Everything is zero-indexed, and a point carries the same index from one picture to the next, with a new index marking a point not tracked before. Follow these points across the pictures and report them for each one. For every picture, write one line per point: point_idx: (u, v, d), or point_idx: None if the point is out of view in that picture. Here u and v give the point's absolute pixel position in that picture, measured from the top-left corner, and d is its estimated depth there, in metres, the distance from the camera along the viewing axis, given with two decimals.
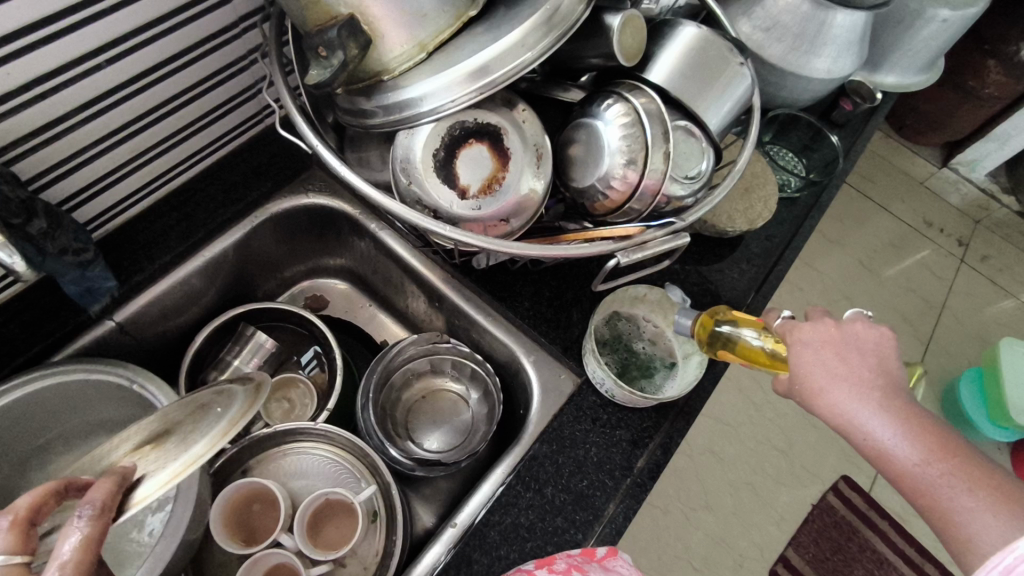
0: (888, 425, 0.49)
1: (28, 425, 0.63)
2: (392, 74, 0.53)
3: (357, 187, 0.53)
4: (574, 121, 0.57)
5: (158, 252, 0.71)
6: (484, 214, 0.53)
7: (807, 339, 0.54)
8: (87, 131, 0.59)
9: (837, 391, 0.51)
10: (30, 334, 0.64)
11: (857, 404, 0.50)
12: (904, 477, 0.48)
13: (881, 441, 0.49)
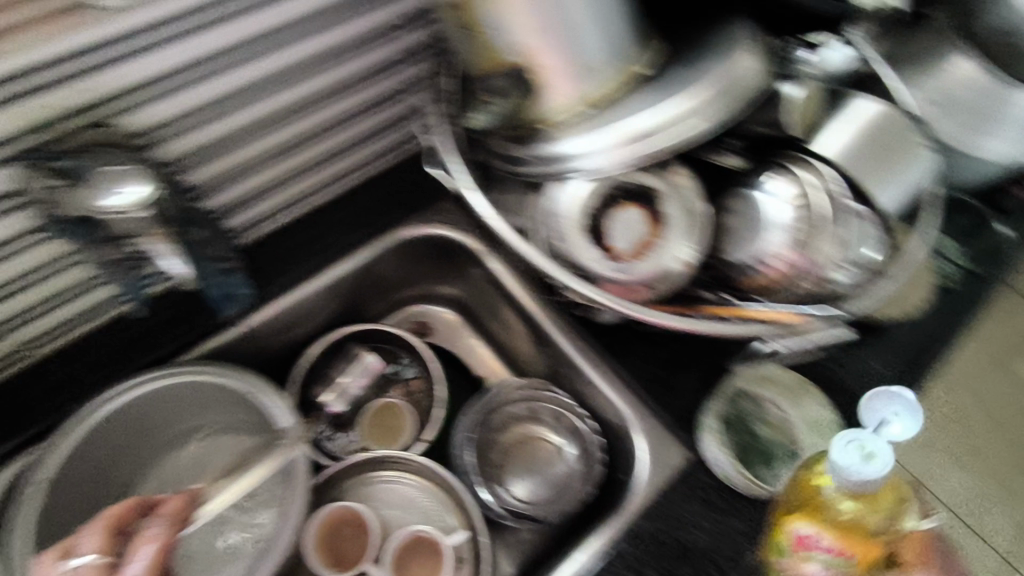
0: None
1: (150, 418, 0.66)
2: (550, 124, 0.51)
3: (501, 234, 0.52)
4: (732, 190, 0.55)
5: (288, 264, 0.74)
6: (629, 277, 0.51)
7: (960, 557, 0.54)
8: (240, 139, 0.60)
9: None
10: (167, 332, 0.67)
11: None
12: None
13: None
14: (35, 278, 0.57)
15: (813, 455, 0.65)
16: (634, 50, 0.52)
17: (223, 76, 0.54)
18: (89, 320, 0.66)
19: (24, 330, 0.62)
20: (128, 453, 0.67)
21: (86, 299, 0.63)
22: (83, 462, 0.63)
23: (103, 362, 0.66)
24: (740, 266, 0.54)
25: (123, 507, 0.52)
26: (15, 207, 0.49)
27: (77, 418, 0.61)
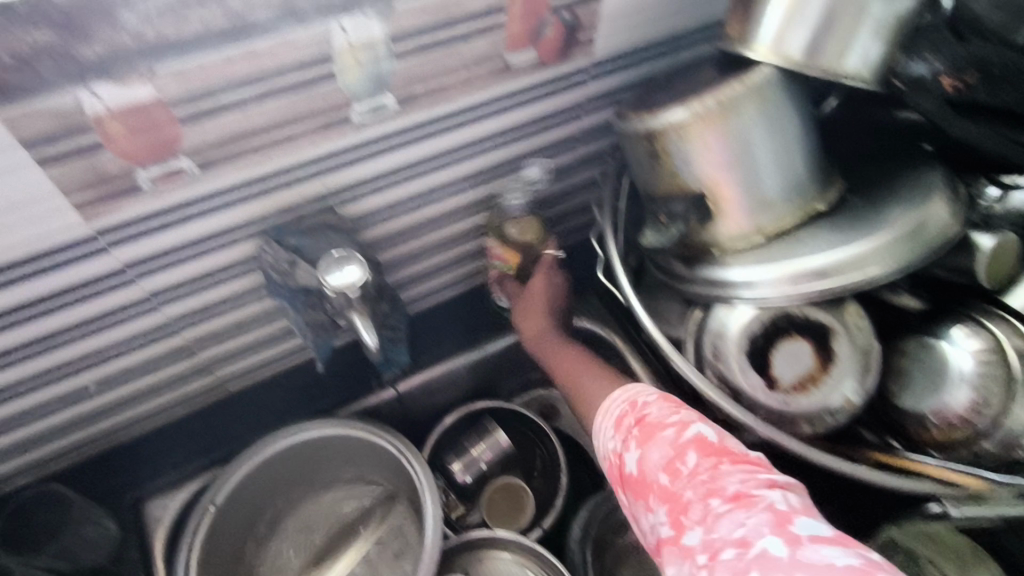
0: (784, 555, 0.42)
1: (314, 460, 0.74)
2: (722, 248, 0.54)
3: (662, 347, 0.53)
4: (905, 332, 0.53)
5: (444, 337, 0.80)
6: (789, 410, 0.50)
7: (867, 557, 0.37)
8: (429, 227, 0.68)
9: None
10: (335, 386, 0.75)
11: None
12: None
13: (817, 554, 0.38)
14: (245, 328, 0.65)
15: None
16: (815, 189, 0.53)
17: (429, 175, 0.62)
18: (272, 368, 0.74)
19: (223, 370, 0.70)
20: (282, 490, 0.74)
21: (277, 348, 0.71)
22: (249, 493, 0.70)
23: (280, 405, 0.74)
24: (913, 415, 0.51)
25: None
26: (250, 269, 0.59)
27: (252, 452, 0.68)
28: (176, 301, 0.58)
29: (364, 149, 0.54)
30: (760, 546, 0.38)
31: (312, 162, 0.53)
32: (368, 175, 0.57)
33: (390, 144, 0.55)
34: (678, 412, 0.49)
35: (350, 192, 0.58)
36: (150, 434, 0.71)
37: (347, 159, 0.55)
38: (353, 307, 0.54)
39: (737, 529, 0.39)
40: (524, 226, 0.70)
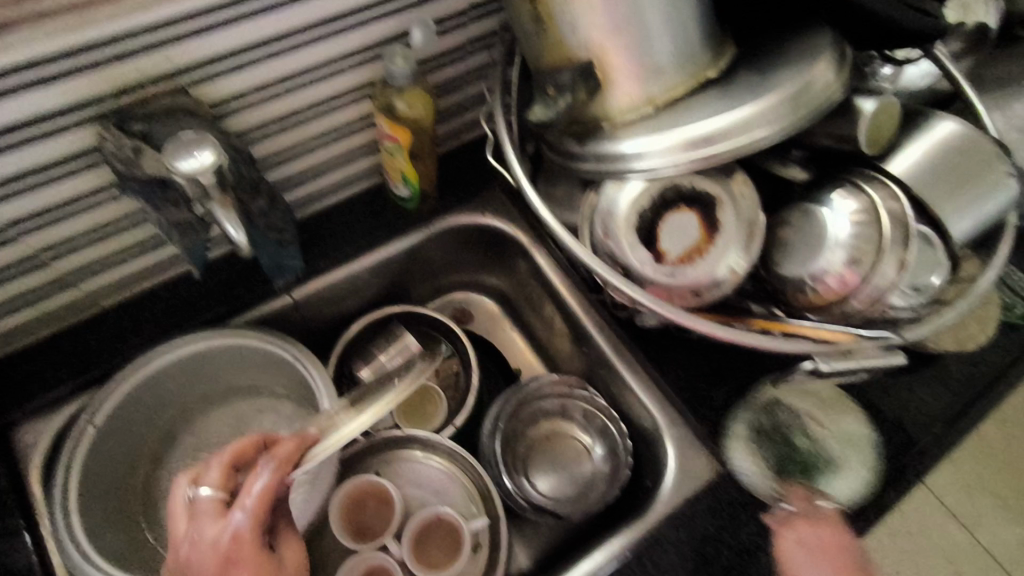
0: None
1: (203, 372, 0.69)
2: (613, 123, 0.51)
3: (552, 228, 0.52)
4: (790, 204, 0.53)
5: (340, 240, 0.75)
6: (676, 282, 0.51)
7: None
8: (308, 118, 0.62)
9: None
10: (222, 297, 0.69)
11: None
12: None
13: None
14: (104, 233, 0.59)
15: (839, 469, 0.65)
16: (704, 56, 0.51)
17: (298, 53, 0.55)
18: (147, 279, 0.68)
19: (88, 283, 0.63)
20: (174, 406, 0.70)
21: (149, 257, 0.65)
22: (133, 411, 0.66)
23: (158, 319, 0.68)
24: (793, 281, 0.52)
25: (250, 440, 0.54)
26: (93, 162, 0.52)
27: (130, 369, 0.64)
28: (6, 201, 0.50)
29: (211, 16, 0.47)
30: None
31: (145, 31, 0.46)
32: (220, 49, 0.50)
33: (242, 11, 0.48)
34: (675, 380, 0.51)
35: (202, 71, 0.51)
36: (12, 357, 0.65)
37: (191, 28, 0.47)
38: (217, 200, 0.49)
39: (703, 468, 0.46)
40: (411, 100, 0.62)
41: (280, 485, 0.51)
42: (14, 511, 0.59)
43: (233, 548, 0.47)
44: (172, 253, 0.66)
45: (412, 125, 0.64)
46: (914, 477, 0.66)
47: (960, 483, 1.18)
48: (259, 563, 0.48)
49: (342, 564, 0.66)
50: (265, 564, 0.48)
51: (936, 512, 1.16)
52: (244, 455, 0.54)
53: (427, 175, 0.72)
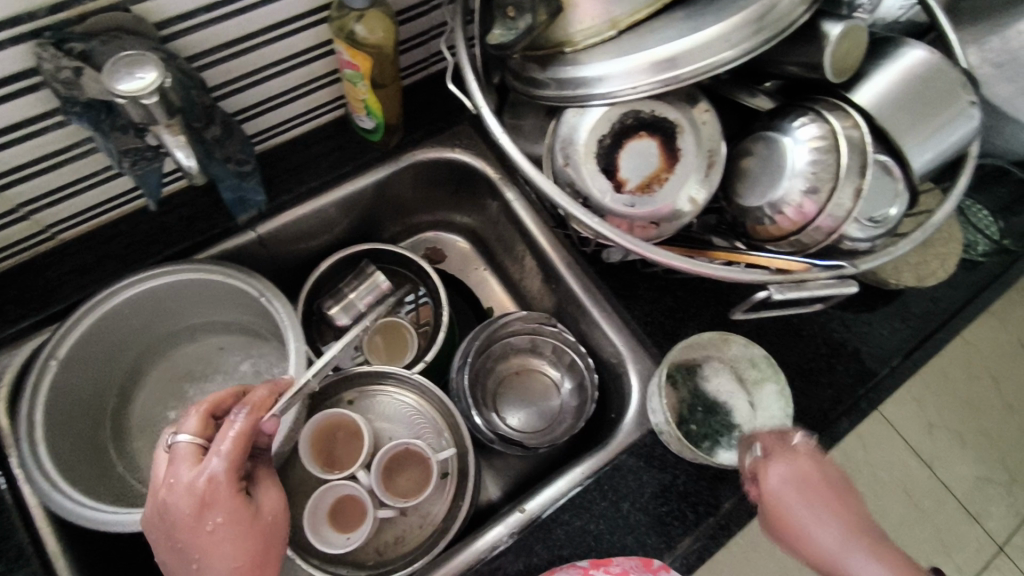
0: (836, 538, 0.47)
1: (167, 310, 0.70)
2: (574, 47, 0.50)
3: (511, 155, 0.50)
4: (754, 133, 0.53)
5: (305, 175, 0.73)
6: (636, 211, 0.50)
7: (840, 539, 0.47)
8: (262, 43, 0.59)
9: (856, 566, 0.46)
10: (183, 232, 0.68)
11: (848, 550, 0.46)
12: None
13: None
14: (53, 163, 0.57)
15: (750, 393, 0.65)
16: None
17: None
18: (103, 212, 0.66)
19: (40, 217, 0.62)
20: (139, 342, 0.70)
21: (104, 188, 0.63)
22: (96, 347, 0.65)
23: (116, 254, 0.67)
24: (753, 213, 0.52)
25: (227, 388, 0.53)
26: (31, 84, 0.49)
27: (89, 304, 0.63)
28: None
29: None
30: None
31: None
32: None
33: None
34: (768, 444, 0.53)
35: None
36: None
37: None
38: (164, 125, 0.48)
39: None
40: (371, 24, 0.59)
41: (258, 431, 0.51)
42: None
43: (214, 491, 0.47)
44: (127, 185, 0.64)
45: (373, 52, 0.61)
46: (869, 409, 0.68)
47: (921, 420, 1.22)
48: (240, 506, 0.48)
49: (313, 493, 0.67)
50: (243, 505, 0.48)
51: (897, 447, 1.20)
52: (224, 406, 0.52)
53: (391, 106, 0.70)
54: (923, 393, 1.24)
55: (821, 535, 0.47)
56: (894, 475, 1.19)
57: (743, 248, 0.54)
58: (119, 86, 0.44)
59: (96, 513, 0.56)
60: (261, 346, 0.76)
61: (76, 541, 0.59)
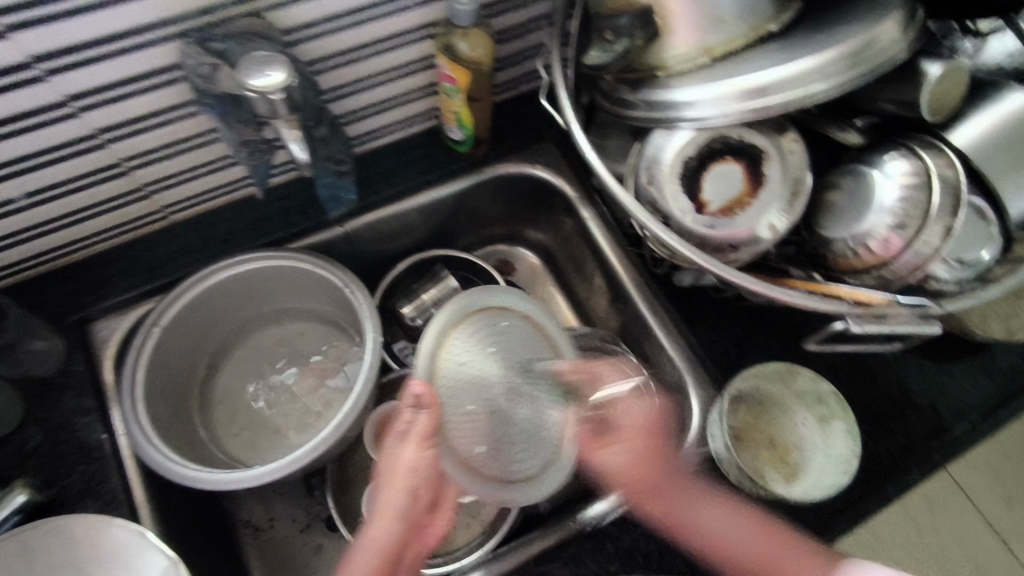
0: (735, 529, 0.58)
1: (256, 292, 0.75)
2: (667, 71, 0.52)
3: (596, 170, 0.52)
4: (841, 167, 0.53)
5: (394, 180, 0.77)
6: (715, 233, 0.51)
7: (707, 531, 0.59)
8: (372, 53, 0.63)
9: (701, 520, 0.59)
10: (280, 222, 0.73)
11: (699, 512, 0.59)
12: (750, 561, 0.57)
13: (742, 551, 0.57)
14: (180, 148, 0.63)
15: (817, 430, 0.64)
16: (767, 9, 0.51)
17: None
18: (214, 198, 0.72)
19: (162, 197, 0.68)
20: (230, 319, 0.76)
21: (218, 175, 0.69)
22: (194, 318, 0.71)
23: (221, 237, 0.73)
24: (836, 246, 0.52)
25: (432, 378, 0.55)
26: (174, 77, 0.55)
27: (193, 279, 0.69)
28: (96, 107, 0.55)
29: None
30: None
31: None
32: None
33: None
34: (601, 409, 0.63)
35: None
36: (91, 258, 0.70)
37: None
38: (283, 120, 0.53)
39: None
40: (472, 41, 0.63)
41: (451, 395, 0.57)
42: (87, 394, 0.65)
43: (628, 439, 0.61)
44: (237, 174, 0.70)
45: (472, 67, 0.65)
46: (943, 463, 0.65)
47: (999, 493, 1.14)
48: (396, 458, 0.53)
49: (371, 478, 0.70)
50: (389, 461, 0.54)
51: (969, 519, 1.13)
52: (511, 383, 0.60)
53: (481, 119, 0.74)
54: (1003, 464, 1.16)
55: (634, 471, 0.60)
56: (965, 548, 1.11)
57: (821, 279, 0.54)
58: (250, 80, 0.49)
59: (180, 471, 0.61)
60: (335, 333, 0.80)
61: (159, 494, 0.64)
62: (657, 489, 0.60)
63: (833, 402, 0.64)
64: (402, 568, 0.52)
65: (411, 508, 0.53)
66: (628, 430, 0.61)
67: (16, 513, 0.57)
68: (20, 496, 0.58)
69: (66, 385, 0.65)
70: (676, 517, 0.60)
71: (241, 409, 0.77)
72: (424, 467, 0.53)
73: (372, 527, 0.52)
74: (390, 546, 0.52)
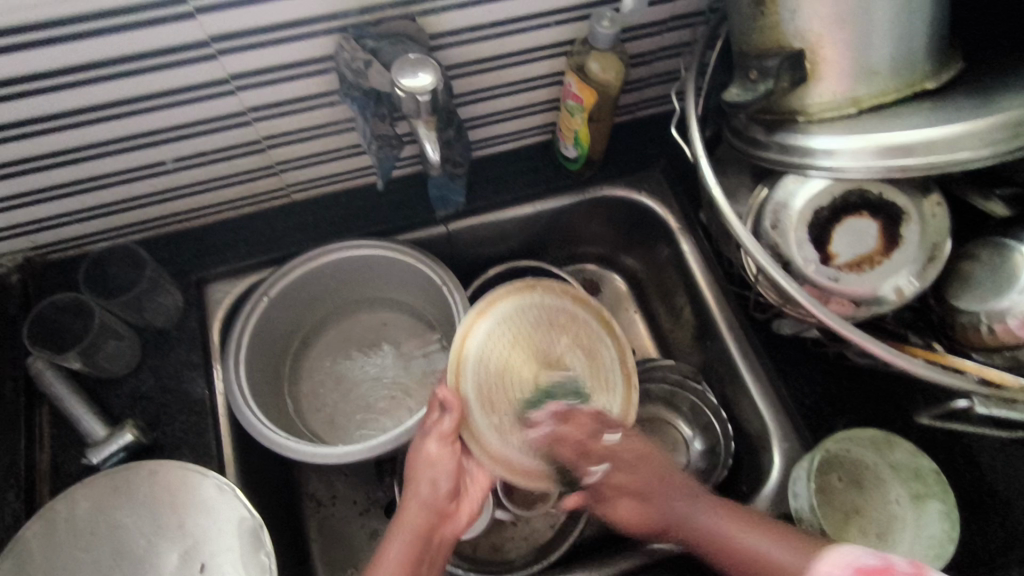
0: (712, 525, 0.54)
1: (356, 276, 0.78)
2: (807, 117, 0.51)
3: (722, 207, 0.51)
4: (984, 238, 0.51)
5: (500, 188, 0.79)
6: (838, 287, 0.50)
7: (704, 514, 0.55)
8: (506, 64, 0.65)
9: (694, 510, 0.55)
10: (390, 214, 0.76)
11: (714, 523, 0.54)
12: (719, 545, 0.53)
13: (772, 558, 0.49)
14: (315, 133, 0.67)
15: (912, 507, 0.60)
16: (921, 68, 0.50)
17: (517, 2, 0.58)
18: (332, 183, 0.76)
19: (288, 176, 0.72)
20: (327, 298, 0.79)
21: (342, 162, 0.73)
22: (298, 293, 0.75)
23: (332, 220, 0.76)
24: (966, 317, 0.50)
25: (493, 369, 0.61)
26: (325, 68, 0.59)
27: (304, 256, 0.72)
28: (253, 87, 0.59)
29: None
30: (903, 574, 0.43)
31: None
32: None
33: None
34: (778, 541, 0.50)
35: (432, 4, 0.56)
36: (215, 224, 0.75)
37: None
38: (422, 121, 0.55)
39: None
40: (606, 63, 0.64)
41: (482, 379, 0.60)
42: (196, 350, 0.69)
43: (635, 468, 0.59)
44: (358, 164, 0.73)
45: (600, 89, 0.66)
46: None
47: None
48: (427, 450, 0.58)
49: None
50: (416, 460, 0.57)
51: None
52: (574, 370, 0.60)
53: (597, 139, 0.74)
54: None
55: (713, 529, 0.53)
56: None
57: (944, 350, 0.51)
58: (400, 80, 0.51)
59: (264, 436, 0.63)
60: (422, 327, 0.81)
61: (244, 454, 0.67)
62: (743, 548, 0.51)
63: (932, 478, 0.61)
64: (429, 552, 0.55)
65: (435, 498, 0.57)
66: (606, 414, 0.60)
67: (122, 450, 0.62)
68: (128, 435, 0.62)
69: (177, 338, 0.70)
70: (748, 562, 0.51)
71: (324, 386, 0.80)
72: (449, 464, 0.57)
73: (402, 521, 0.56)
74: (410, 526, 0.55)
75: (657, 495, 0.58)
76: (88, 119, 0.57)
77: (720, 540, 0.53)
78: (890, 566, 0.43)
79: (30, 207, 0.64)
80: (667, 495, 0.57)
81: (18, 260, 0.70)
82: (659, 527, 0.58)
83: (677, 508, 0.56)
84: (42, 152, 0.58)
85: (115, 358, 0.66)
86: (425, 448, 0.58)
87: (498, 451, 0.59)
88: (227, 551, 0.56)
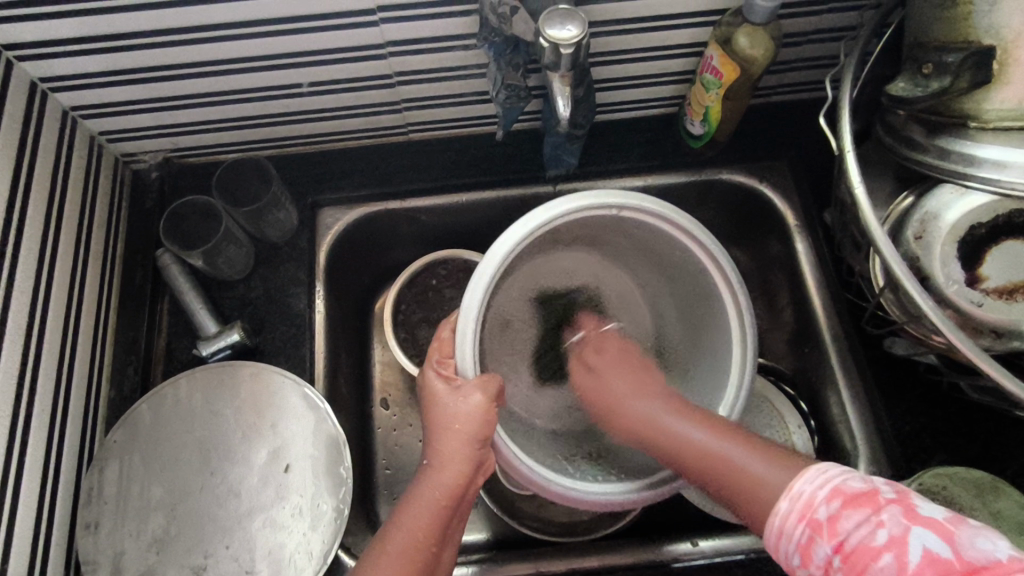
0: (662, 410, 0.54)
1: (458, 218, 0.79)
2: (982, 123, 0.46)
3: (863, 207, 0.48)
4: None
5: (613, 155, 0.77)
6: (980, 313, 0.46)
7: (650, 401, 0.55)
8: (648, 27, 0.63)
9: (640, 403, 0.56)
10: (500, 167, 0.76)
11: (650, 404, 0.55)
12: (742, 479, 0.46)
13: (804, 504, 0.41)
14: (445, 74, 0.67)
15: None
16: None
17: None
18: (450, 127, 0.76)
19: (411, 114, 0.73)
20: (427, 239, 0.81)
21: (464, 108, 0.73)
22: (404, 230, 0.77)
23: (446, 164, 0.77)
24: None
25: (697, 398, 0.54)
26: (469, 10, 0.59)
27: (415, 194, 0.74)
28: (397, 21, 0.59)
29: None
30: (918, 544, 0.36)
31: None
32: None
33: None
34: (877, 522, 0.38)
35: None
36: (335, 151, 0.78)
37: None
38: (560, 74, 0.54)
39: (886, 531, 0.37)
40: (756, 39, 0.60)
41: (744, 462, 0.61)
42: (302, 268, 0.73)
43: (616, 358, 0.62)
44: (480, 111, 0.73)
45: (743, 66, 0.62)
46: None
47: None
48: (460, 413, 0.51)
49: None
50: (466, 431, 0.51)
51: None
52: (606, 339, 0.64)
53: (727, 120, 0.71)
54: None
55: (658, 414, 0.54)
56: None
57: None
58: (543, 28, 0.51)
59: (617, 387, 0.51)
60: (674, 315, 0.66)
61: (333, 373, 0.70)
62: (703, 445, 0.50)
63: None
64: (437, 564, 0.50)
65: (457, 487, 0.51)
66: (615, 348, 0.63)
67: (229, 347, 0.66)
68: (236, 335, 0.66)
69: (289, 253, 0.74)
70: (713, 458, 0.48)
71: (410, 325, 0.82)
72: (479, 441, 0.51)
73: (403, 520, 0.50)
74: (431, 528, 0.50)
75: (607, 376, 0.60)
76: (243, 34, 0.59)
77: (684, 437, 0.51)
78: (875, 489, 0.39)
79: (178, 112, 0.69)
80: (643, 398, 0.56)
81: (160, 159, 0.76)
82: (653, 440, 0.54)
83: (628, 391, 0.57)
84: (196, 60, 0.62)
85: (231, 263, 0.71)
86: (451, 405, 0.51)
87: (606, 397, 0.58)
88: (310, 458, 0.60)
